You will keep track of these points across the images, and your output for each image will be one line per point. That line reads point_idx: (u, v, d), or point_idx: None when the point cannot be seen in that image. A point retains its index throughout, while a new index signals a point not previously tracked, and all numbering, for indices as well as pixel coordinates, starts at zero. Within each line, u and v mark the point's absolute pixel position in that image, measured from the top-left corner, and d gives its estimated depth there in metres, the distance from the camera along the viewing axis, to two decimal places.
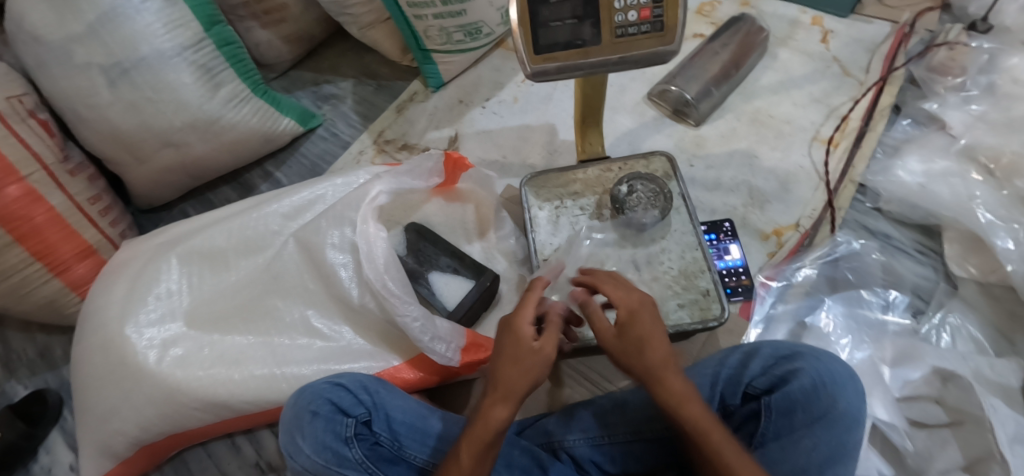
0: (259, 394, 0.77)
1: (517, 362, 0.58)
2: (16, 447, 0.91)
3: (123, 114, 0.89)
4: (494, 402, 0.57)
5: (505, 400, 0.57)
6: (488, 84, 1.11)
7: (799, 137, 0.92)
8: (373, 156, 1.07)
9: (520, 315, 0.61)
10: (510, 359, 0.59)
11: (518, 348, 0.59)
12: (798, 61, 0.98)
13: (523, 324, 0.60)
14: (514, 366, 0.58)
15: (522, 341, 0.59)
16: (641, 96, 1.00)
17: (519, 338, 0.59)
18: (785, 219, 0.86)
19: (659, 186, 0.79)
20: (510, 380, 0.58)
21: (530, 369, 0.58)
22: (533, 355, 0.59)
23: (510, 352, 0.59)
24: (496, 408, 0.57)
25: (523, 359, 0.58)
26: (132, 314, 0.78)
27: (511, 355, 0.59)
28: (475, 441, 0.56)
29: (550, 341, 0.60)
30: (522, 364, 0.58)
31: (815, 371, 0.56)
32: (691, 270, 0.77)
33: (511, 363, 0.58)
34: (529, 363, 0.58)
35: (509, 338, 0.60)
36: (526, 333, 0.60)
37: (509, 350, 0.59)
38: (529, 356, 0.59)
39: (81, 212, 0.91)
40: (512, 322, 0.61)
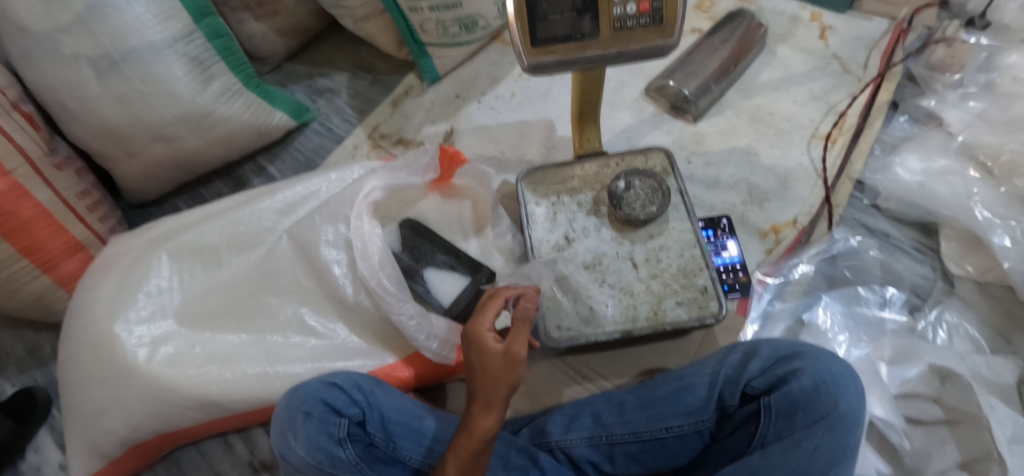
0: (253, 393, 0.76)
1: (486, 370, 0.60)
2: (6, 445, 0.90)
3: (113, 108, 0.87)
4: (474, 413, 0.60)
5: (487, 410, 0.59)
6: (485, 79, 1.10)
7: (798, 134, 0.91)
8: (368, 151, 1.06)
9: (478, 324, 0.63)
10: (478, 367, 0.61)
11: (485, 354, 0.61)
12: (797, 57, 0.98)
13: (483, 332, 0.62)
14: (485, 373, 0.60)
15: (486, 347, 0.61)
16: (640, 91, 0.99)
17: (482, 345, 0.61)
18: (783, 216, 0.85)
19: (658, 183, 0.79)
20: (484, 388, 0.60)
21: (501, 374, 0.60)
22: (500, 360, 0.60)
23: (476, 361, 0.61)
24: (479, 419, 0.59)
25: (491, 365, 0.60)
26: (121, 312, 0.76)
27: (479, 365, 0.61)
28: (462, 455, 0.59)
29: (517, 343, 0.61)
30: (491, 371, 0.60)
31: (816, 371, 0.57)
32: (690, 268, 0.76)
33: (482, 373, 0.60)
34: (498, 368, 0.60)
35: (473, 348, 0.62)
36: (487, 338, 0.61)
37: (475, 359, 0.61)
38: (497, 361, 0.60)
39: (69, 208, 0.89)
40: (472, 331, 0.63)
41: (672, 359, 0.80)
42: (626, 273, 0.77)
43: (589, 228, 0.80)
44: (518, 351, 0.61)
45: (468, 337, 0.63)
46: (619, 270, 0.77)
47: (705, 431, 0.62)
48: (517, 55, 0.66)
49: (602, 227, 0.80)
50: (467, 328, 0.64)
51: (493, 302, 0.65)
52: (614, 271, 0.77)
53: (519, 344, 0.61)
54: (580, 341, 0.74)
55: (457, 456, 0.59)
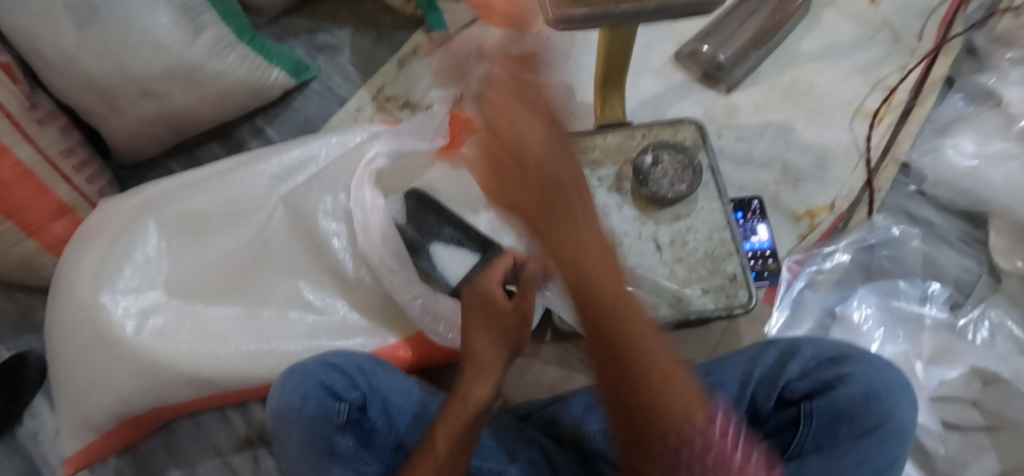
0: (246, 372, 0.72)
1: (497, 331, 0.58)
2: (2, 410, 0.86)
3: (94, 58, 0.80)
4: (475, 377, 0.58)
5: (486, 376, 0.57)
6: (501, 38, 1.02)
7: (841, 109, 0.85)
8: (372, 114, 1.00)
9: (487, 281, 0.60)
10: (484, 326, 0.59)
11: (489, 312, 0.59)
12: (842, 24, 0.90)
13: (495, 286, 0.59)
14: (491, 334, 0.58)
15: (492, 306, 0.59)
16: (669, 56, 0.91)
17: (490, 304, 0.59)
18: (820, 199, 0.80)
19: (687, 158, 0.72)
20: (486, 347, 0.59)
21: (510, 334, 0.58)
22: (510, 321, 0.58)
23: (480, 319, 0.59)
24: (478, 382, 0.57)
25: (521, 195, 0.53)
26: (108, 280, 0.71)
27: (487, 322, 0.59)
28: (455, 424, 0.55)
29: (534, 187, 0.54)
30: (500, 330, 0.58)
31: (866, 378, 0.51)
32: (718, 252, 0.70)
33: (489, 332, 0.58)
34: (497, 324, 0.59)
35: (477, 306, 0.60)
36: (494, 295, 0.59)
37: (480, 317, 0.59)
38: (506, 322, 0.58)
39: (53, 167, 0.83)
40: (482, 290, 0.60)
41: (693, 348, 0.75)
42: (649, 256, 0.71)
43: (610, 205, 0.74)
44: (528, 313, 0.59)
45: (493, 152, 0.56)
46: (643, 252, 0.71)
47: None
48: (543, 10, 0.60)
49: (623, 204, 0.74)
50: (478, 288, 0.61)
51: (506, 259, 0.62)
52: (637, 253, 0.71)
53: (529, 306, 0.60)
54: None
55: (449, 424, 0.55)
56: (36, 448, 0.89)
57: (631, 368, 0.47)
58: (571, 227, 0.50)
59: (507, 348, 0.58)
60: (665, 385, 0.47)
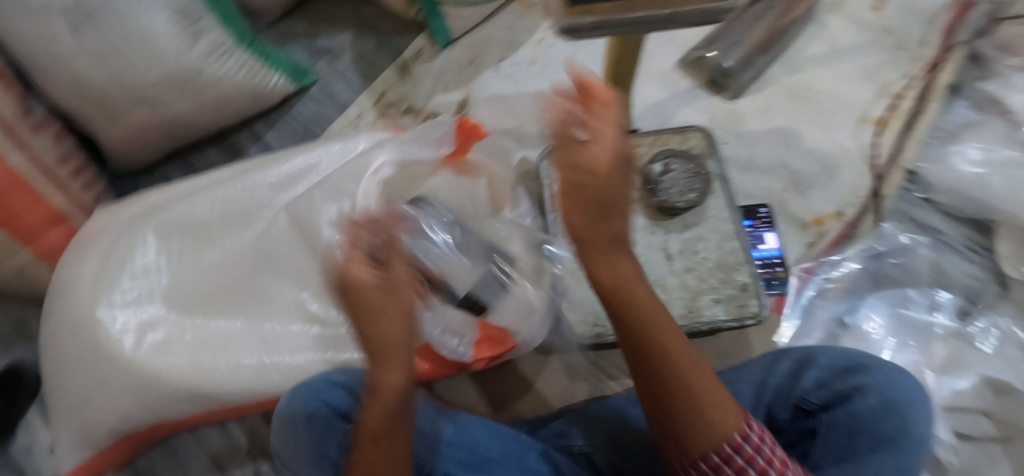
0: (250, 386, 0.70)
1: (376, 311, 0.44)
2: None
3: (89, 65, 0.78)
4: (383, 372, 0.45)
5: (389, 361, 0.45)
6: (503, 43, 1.01)
7: (846, 115, 0.85)
8: (373, 120, 0.98)
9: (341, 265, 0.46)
10: (367, 313, 0.44)
11: (367, 296, 0.44)
12: (845, 31, 0.90)
13: (348, 265, 0.44)
14: (378, 318, 0.44)
15: (367, 291, 0.44)
16: (674, 63, 0.91)
17: (362, 291, 0.44)
18: (828, 207, 0.79)
19: (697, 167, 0.73)
20: (384, 334, 0.44)
21: (390, 307, 0.45)
22: (384, 291, 0.45)
23: (363, 306, 0.44)
24: (389, 371, 0.44)
25: (605, 224, 0.44)
26: (104, 294, 0.69)
27: (358, 309, 0.45)
28: (382, 407, 0.44)
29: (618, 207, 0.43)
30: (378, 310, 0.44)
31: (883, 389, 0.49)
32: (728, 262, 0.69)
33: (370, 319, 0.44)
34: (384, 302, 0.44)
35: (351, 299, 0.45)
36: (364, 276, 0.44)
37: (361, 305, 0.44)
38: (380, 295, 0.45)
39: (46, 176, 0.81)
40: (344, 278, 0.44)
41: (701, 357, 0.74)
42: (658, 265, 0.71)
43: None
44: (400, 275, 0.46)
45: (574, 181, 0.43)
46: (651, 262, 0.71)
47: None
48: (554, 18, 0.59)
49: (632, 213, 0.73)
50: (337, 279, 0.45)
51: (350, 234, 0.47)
52: (645, 262, 0.71)
53: (399, 269, 0.47)
54: None
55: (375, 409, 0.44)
56: (31, 464, 0.87)
57: (666, 380, 0.42)
58: (615, 230, 0.44)
59: (401, 325, 0.45)
60: (699, 391, 0.41)
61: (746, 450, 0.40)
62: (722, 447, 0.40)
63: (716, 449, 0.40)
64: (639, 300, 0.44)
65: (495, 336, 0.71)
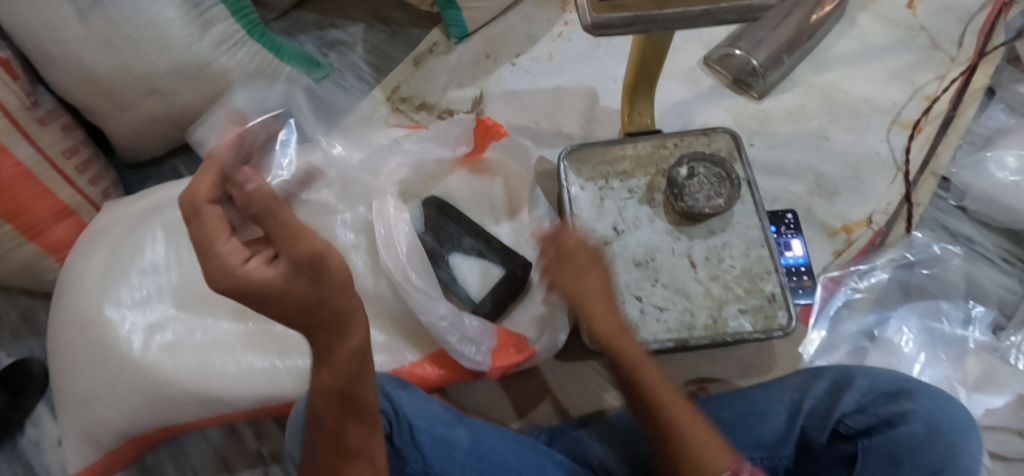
0: (260, 390, 0.68)
1: (315, 302, 0.39)
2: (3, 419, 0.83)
3: (98, 53, 0.77)
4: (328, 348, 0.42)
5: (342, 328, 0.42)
6: (520, 36, 0.97)
7: (877, 118, 0.82)
8: (386, 115, 0.96)
9: (230, 269, 0.36)
10: (303, 309, 0.38)
11: (293, 294, 0.37)
12: (877, 29, 0.87)
13: (242, 268, 0.36)
14: (319, 306, 0.39)
15: (289, 292, 0.37)
16: (697, 60, 0.88)
17: (272, 292, 0.37)
18: (856, 214, 0.77)
19: (724, 170, 0.69)
20: (323, 311, 0.40)
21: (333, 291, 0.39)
22: (308, 278, 0.38)
23: (285, 304, 0.38)
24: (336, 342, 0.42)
25: (601, 301, 0.49)
26: (112, 292, 0.68)
27: (290, 314, 0.38)
28: (343, 379, 0.45)
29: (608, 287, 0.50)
30: (316, 301, 0.39)
31: (928, 415, 0.49)
32: (755, 271, 0.67)
33: (312, 312, 0.39)
34: (307, 295, 0.38)
35: (256, 298, 0.37)
36: (282, 274, 0.37)
37: (284, 305, 0.37)
38: (306, 284, 0.38)
39: (55, 168, 0.79)
40: (240, 286, 0.36)
41: (724, 366, 0.73)
42: (681, 272, 0.68)
43: (641, 218, 0.71)
44: (314, 245, 0.39)
45: (567, 274, 0.50)
46: (674, 269, 0.69)
47: (781, 468, 0.54)
48: (580, 13, 0.56)
49: (655, 218, 0.71)
50: (222, 283, 0.36)
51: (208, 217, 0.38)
52: (668, 269, 0.69)
53: (304, 240, 0.39)
54: None
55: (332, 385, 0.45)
56: (39, 459, 0.86)
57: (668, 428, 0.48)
58: (605, 304, 0.50)
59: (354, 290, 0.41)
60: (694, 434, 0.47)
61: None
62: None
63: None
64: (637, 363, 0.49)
65: (513, 342, 0.70)
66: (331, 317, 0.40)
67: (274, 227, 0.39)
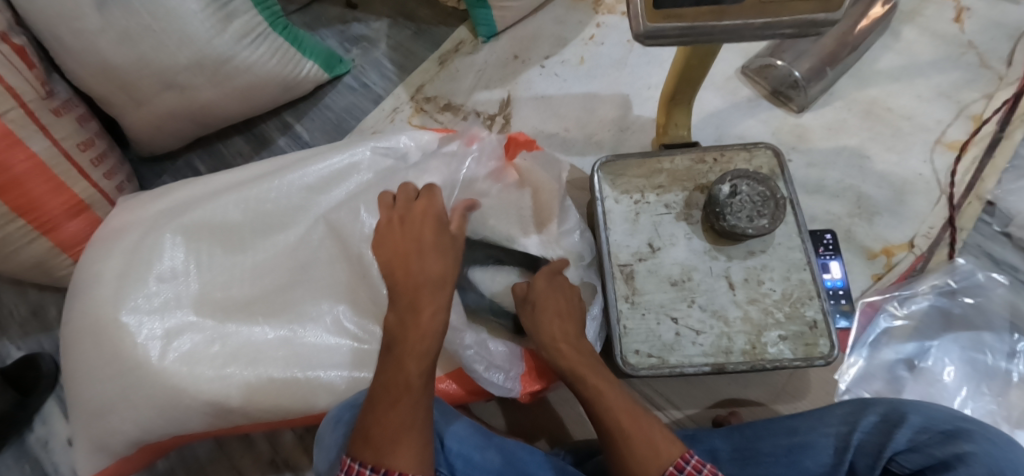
0: (281, 403, 0.66)
1: (442, 249, 0.57)
2: (10, 417, 0.81)
3: (116, 45, 0.74)
4: (424, 306, 0.53)
5: (441, 293, 0.55)
6: (550, 38, 0.94)
7: (920, 137, 0.79)
8: (410, 115, 0.93)
9: (434, 206, 0.60)
10: (428, 250, 0.57)
11: (449, 238, 0.59)
12: (922, 44, 0.84)
13: (436, 214, 0.60)
14: (440, 252, 0.57)
15: (445, 230, 0.59)
16: (735, 70, 0.85)
17: (444, 226, 0.60)
18: (897, 236, 0.75)
19: (768, 189, 0.66)
20: (441, 256, 0.57)
21: (448, 251, 0.58)
22: (444, 239, 0.58)
23: (423, 246, 0.57)
24: (438, 311, 0.53)
25: (558, 327, 0.60)
26: (129, 298, 0.66)
27: (421, 258, 0.56)
28: (418, 359, 0.51)
29: (568, 323, 0.60)
30: (441, 247, 0.58)
31: (989, 457, 0.46)
32: (797, 295, 0.65)
33: (437, 255, 0.57)
34: (453, 249, 0.59)
35: (434, 225, 0.59)
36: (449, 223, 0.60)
37: (431, 240, 0.58)
38: (445, 240, 0.58)
39: (70, 161, 0.77)
40: (438, 213, 0.60)
41: (756, 391, 0.71)
42: (719, 294, 0.66)
43: (678, 235, 0.69)
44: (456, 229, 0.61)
45: (532, 305, 0.61)
46: (712, 290, 0.66)
47: None
48: (631, 19, 0.53)
49: (693, 235, 0.68)
50: (429, 208, 0.60)
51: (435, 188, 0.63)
52: (706, 290, 0.66)
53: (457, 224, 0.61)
54: (664, 370, 0.64)
55: (417, 358, 0.51)
56: (47, 456, 0.84)
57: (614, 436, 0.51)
58: (564, 330, 0.60)
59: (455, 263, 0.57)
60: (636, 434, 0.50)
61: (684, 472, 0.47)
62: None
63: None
64: (583, 376, 0.56)
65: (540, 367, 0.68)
66: (446, 272, 0.56)
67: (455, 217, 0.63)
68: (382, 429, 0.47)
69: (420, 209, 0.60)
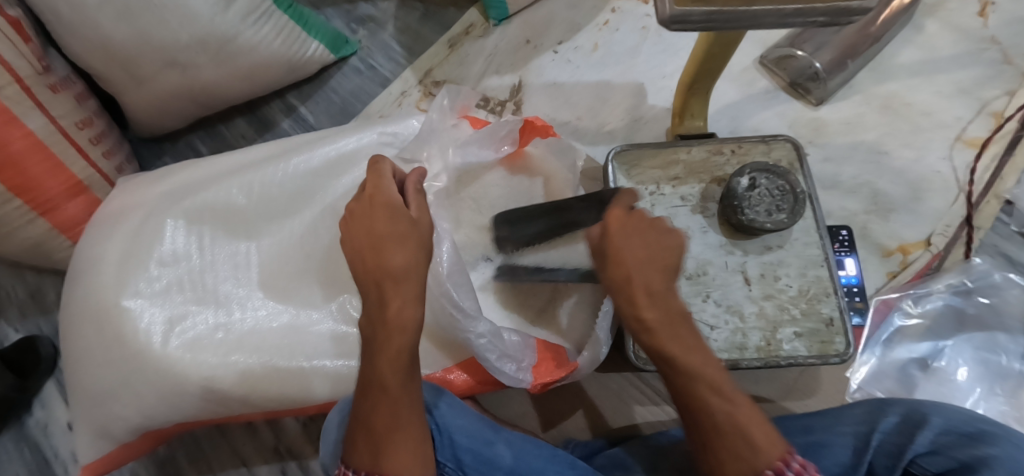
0: (285, 392, 0.65)
1: (404, 236, 0.49)
2: (9, 401, 0.79)
3: (116, 21, 0.71)
4: (391, 300, 0.46)
5: (414, 287, 0.47)
6: (563, 23, 0.92)
7: (939, 133, 0.78)
8: (418, 100, 0.91)
9: (385, 189, 0.52)
10: (389, 236, 0.49)
11: (415, 224, 0.51)
12: (943, 37, 0.82)
13: (393, 196, 0.52)
14: (402, 239, 0.49)
15: (401, 213, 0.51)
16: (753, 61, 0.84)
17: (397, 210, 0.51)
18: (913, 234, 0.74)
19: (788, 182, 0.65)
20: (405, 243, 0.49)
21: (411, 236, 0.50)
22: (407, 223, 0.50)
23: (381, 232, 0.49)
24: (408, 306, 0.46)
25: (641, 282, 0.46)
26: (131, 282, 0.64)
27: (383, 245, 0.48)
28: (396, 359, 0.46)
29: (654, 275, 0.46)
30: (404, 234, 0.49)
31: (1013, 462, 0.46)
32: (813, 292, 0.64)
33: (399, 242, 0.49)
34: (418, 234, 0.50)
35: (387, 210, 0.50)
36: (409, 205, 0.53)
37: (392, 225, 0.50)
38: (406, 224, 0.50)
39: (68, 140, 0.75)
40: (389, 197, 0.52)
41: (768, 388, 0.70)
42: (735, 288, 0.65)
43: (692, 228, 0.67)
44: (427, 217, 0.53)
45: (604, 257, 0.48)
46: (727, 286, 0.65)
47: None
48: (658, 4, 0.50)
49: (708, 229, 0.67)
50: (379, 193, 0.52)
51: (386, 166, 0.55)
52: (721, 285, 0.65)
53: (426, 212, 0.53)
54: None
55: (393, 360, 0.46)
56: (46, 440, 0.83)
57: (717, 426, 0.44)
58: (647, 284, 0.46)
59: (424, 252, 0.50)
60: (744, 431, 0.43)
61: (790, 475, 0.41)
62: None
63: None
64: (676, 356, 0.45)
65: (553, 358, 0.67)
66: (412, 261, 0.48)
67: (416, 199, 0.54)
68: (382, 434, 0.45)
69: (369, 197, 0.52)
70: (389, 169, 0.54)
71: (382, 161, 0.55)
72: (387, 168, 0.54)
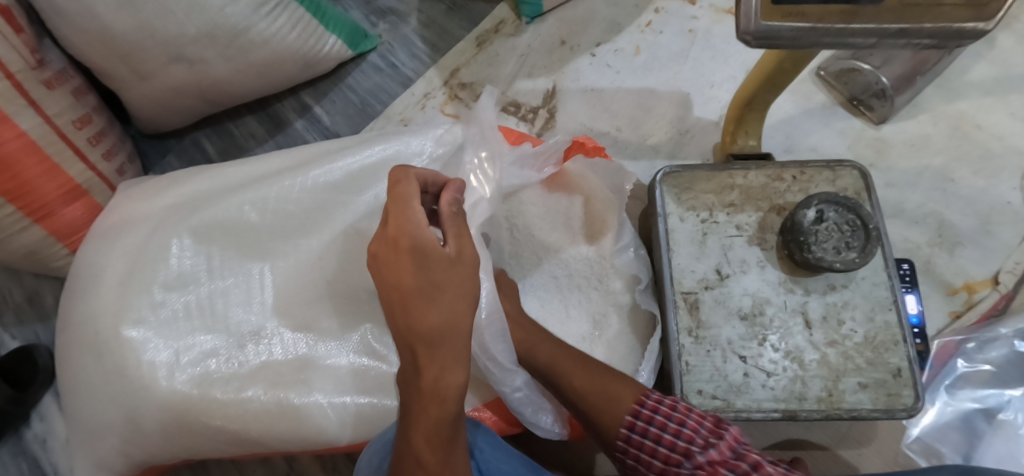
0: (304, 433, 0.59)
1: (441, 288, 0.42)
2: (6, 416, 0.74)
3: (116, 11, 0.64)
4: (426, 368, 0.41)
5: (456, 355, 0.41)
6: (603, 22, 0.85)
7: (1011, 160, 0.72)
8: (442, 102, 0.85)
9: (412, 226, 0.44)
10: (422, 290, 0.42)
11: (453, 270, 0.44)
12: (1017, 53, 0.76)
13: (422, 231, 0.44)
14: (440, 293, 0.42)
15: (433, 257, 0.43)
16: (809, 73, 0.77)
17: (428, 254, 0.43)
18: (980, 271, 0.69)
19: (859, 217, 0.59)
20: (442, 298, 0.42)
21: (450, 287, 0.43)
22: (446, 268, 0.43)
23: (414, 285, 0.42)
24: (448, 372, 0.41)
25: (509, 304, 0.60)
26: (133, 309, 0.58)
27: (415, 303, 0.42)
28: (434, 429, 0.40)
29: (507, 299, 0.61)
30: (443, 286, 0.42)
31: None
32: (881, 339, 0.59)
33: (436, 296, 0.42)
34: (455, 283, 0.43)
35: (415, 260, 0.43)
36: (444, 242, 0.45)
37: (425, 274, 0.43)
38: (444, 271, 0.43)
39: (64, 141, 0.68)
40: (414, 237, 0.44)
41: (821, 434, 0.66)
42: (795, 331, 0.60)
43: (749, 262, 0.62)
44: (469, 253, 0.45)
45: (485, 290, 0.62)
46: (787, 328, 0.60)
47: None
48: (739, 16, 0.42)
49: (766, 263, 0.62)
50: (402, 234, 0.44)
51: (411, 188, 0.47)
52: (779, 327, 0.60)
53: (468, 246, 0.46)
54: (729, 414, 0.58)
55: (429, 432, 0.40)
56: (46, 457, 0.78)
57: (570, 397, 0.55)
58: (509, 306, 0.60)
59: (468, 303, 0.43)
60: (586, 392, 0.54)
61: (638, 425, 0.51)
62: (624, 436, 0.52)
63: (622, 437, 0.52)
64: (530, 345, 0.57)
65: None
66: (453, 319, 0.41)
67: (450, 227, 0.47)
68: None
69: (394, 237, 0.45)
70: (411, 192, 0.46)
71: (407, 182, 0.47)
72: (411, 191, 0.46)
